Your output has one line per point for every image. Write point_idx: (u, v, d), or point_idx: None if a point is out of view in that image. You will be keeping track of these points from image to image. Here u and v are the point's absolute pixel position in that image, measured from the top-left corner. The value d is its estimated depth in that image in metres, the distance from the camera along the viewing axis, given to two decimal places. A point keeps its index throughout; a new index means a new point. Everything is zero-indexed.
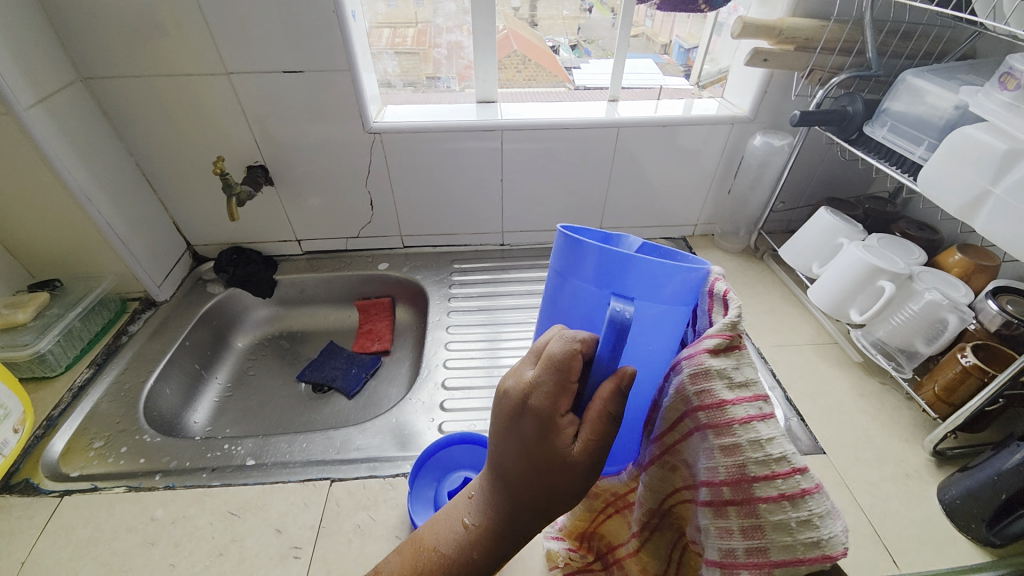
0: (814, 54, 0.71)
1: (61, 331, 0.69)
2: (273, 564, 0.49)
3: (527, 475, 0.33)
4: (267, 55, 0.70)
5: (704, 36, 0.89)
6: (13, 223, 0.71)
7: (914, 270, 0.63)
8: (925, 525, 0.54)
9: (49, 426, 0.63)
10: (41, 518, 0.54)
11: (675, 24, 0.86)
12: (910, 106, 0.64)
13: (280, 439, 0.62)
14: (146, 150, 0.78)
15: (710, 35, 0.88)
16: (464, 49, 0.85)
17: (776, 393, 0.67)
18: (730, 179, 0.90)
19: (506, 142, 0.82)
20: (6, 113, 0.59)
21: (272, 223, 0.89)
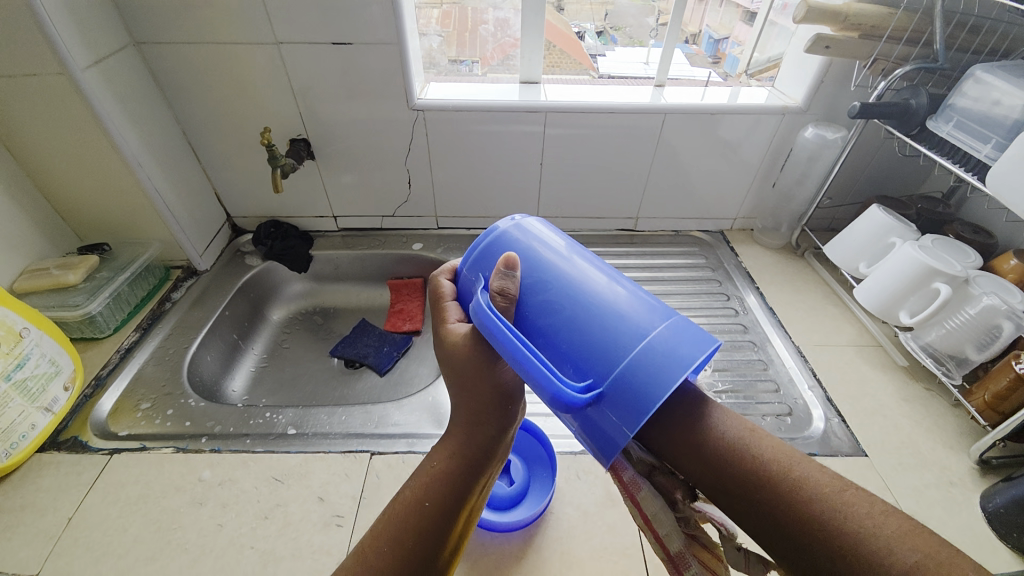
0: (879, 43, 0.69)
1: (109, 294, 0.70)
2: (317, 530, 0.50)
3: (475, 392, 0.40)
4: (315, 26, 0.69)
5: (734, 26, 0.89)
6: (64, 185, 0.72)
7: (970, 274, 0.60)
8: (969, 533, 0.52)
9: (97, 385, 0.66)
10: (93, 473, 0.56)
11: (706, 13, 0.85)
12: (976, 102, 0.61)
13: (320, 410, 0.63)
14: (193, 119, 0.78)
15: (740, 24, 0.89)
16: (511, 26, 0.84)
17: (815, 392, 0.66)
18: (776, 172, 0.88)
19: (548, 126, 0.81)
20: (62, 73, 0.60)
21: (310, 198, 0.90)
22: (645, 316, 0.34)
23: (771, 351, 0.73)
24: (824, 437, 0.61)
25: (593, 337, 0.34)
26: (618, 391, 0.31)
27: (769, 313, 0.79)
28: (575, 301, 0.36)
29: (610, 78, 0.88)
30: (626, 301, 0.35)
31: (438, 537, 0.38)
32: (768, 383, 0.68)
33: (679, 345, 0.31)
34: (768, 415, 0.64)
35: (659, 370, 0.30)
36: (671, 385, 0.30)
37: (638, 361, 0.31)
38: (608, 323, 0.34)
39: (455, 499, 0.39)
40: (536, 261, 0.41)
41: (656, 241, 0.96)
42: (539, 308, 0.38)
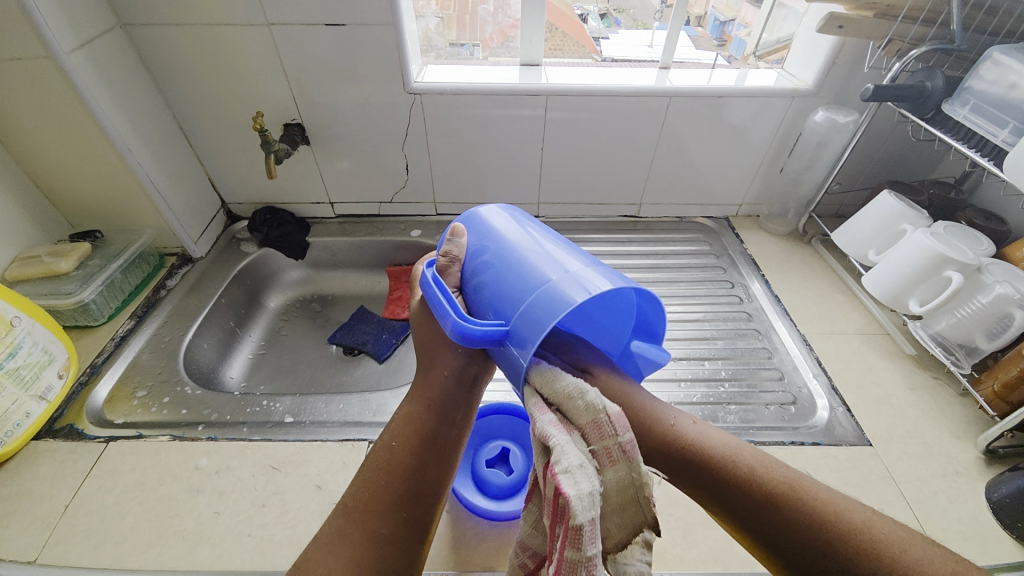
0: (894, 22, 0.66)
1: (103, 282, 0.69)
2: (314, 518, 0.50)
3: (440, 346, 0.46)
4: (307, 6, 0.67)
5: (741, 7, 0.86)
6: (53, 170, 0.70)
7: (982, 262, 0.58)
8: (974, 523, 0.51)
9: (92, 373, 0.65)
10: (89, 462, 0.55)
11: None
12: (993, 84, 0.59)
13: (318, 398, 0.62)
14: (184, 102, 0.76)
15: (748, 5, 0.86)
16: (510, 8, 0.82)
17: (820, 381, 0.65)
18: (784, 157, 0.85)
19: (550, 110, 0.79)
20: (47, 57, 0.58)
21: (307, 183, 0.88)
22: (558, 265, 0.37)
23: (776, 340, 0.71)
24: (829, 427, 0.60)
25: (511, 285, 0.38)
26: (521, 323, 0.35)
27: (773, 300, 0.78)
28: (503, 256, 0.41)
29: (614, 62, 0.85)
30: (549, 255, 0.38)
31: (411, 474, 0.39)
32: (772, 371, 0.67)
33: (574, 290, 0.34)
34: (772, 404, 0.63)
35: (553, 302, 0.34)
36: (558, 311, 0.33)
37: (539, 296, 0.34)
38: (522, 274, 0.38)
39: (420, 437, 0.41)
40: (485, 229, 0.46)
41: (659, 228, 0.94)
42: (480, 266, 0.42)
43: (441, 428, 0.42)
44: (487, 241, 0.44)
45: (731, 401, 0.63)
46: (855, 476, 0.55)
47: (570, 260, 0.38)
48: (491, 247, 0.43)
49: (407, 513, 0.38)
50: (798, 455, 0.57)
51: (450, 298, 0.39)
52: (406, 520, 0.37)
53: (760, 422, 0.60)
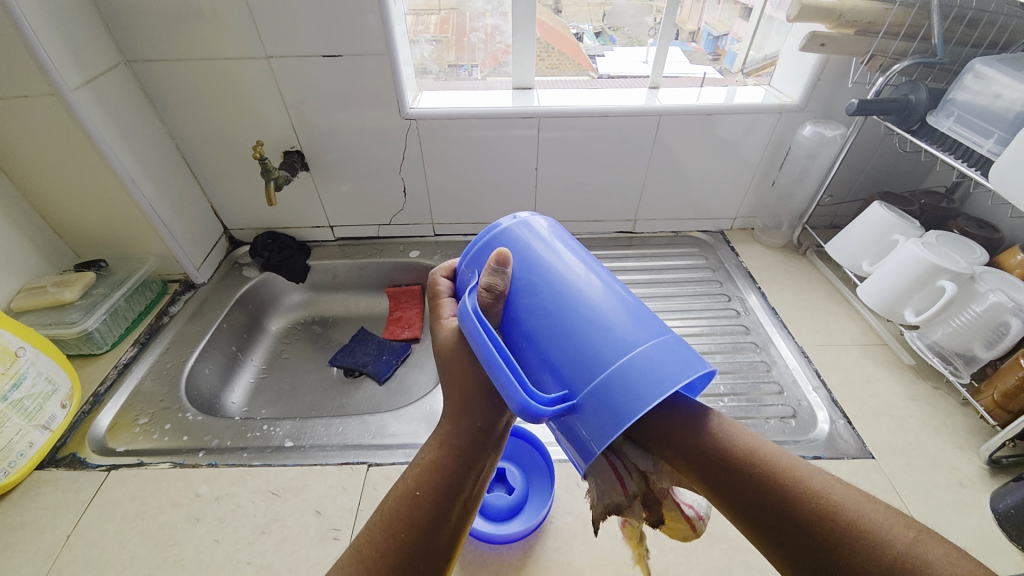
0: (875, 39, 0.68)
1: (106, 310, 0.71)
2: (313, 544, 0.50)
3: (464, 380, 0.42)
4: (304, 38, 0.69)
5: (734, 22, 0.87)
6: (59, 202, 0.72)
7: (975, 270, 0.59)
8: (981, 536, 0.50)
9: (95, 401, 0.66)
10: (90, 491, 0.55)
11: (705, 9, 0.84)
12: (976, 96, 0.60)
13: (317, 422, 0.63)
14: (187, 133, 0.79)
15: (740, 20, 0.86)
16: (502, 34, 0.84)
17: (820, 394, 0.65)
18: (775, 170, 0.87)
19: (542, 130, 0.80)
20: (54, 94, 0.60)
21: (307, 208, 0.90)
22: (638, 333, 0.34)
23: (774, 353, 0.71)
24: (830, 440, 0.59)
25: (573, 344, 0.35)
26: (589, 400, 0.33)
27: (770, 313, 0.78)
28: (561, 307, 0.37)
29: (610, 79, 0.89)
30: (620, 313, 0.36)
31: (432, 529, 0.37)
32: (771, 385, 0.67)
33: (659, 377, 0.32)
34: (772, 418, 0.63)
35: (641, 385, 0.31)
36: (650, 395, 0.31)
37: (620, 372, 0.32)
38: (592, 335, 0.35)
39: (446, 488, 0.38)
40: (533, 261, 0.42)
41: (655, 243, 0.95)
42: (529, 313, 0.39)
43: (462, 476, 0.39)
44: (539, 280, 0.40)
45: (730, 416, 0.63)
46: None
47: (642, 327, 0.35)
48: (546, 292, 0.39)
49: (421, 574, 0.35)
50: None
51: (502, 357, 0.35)
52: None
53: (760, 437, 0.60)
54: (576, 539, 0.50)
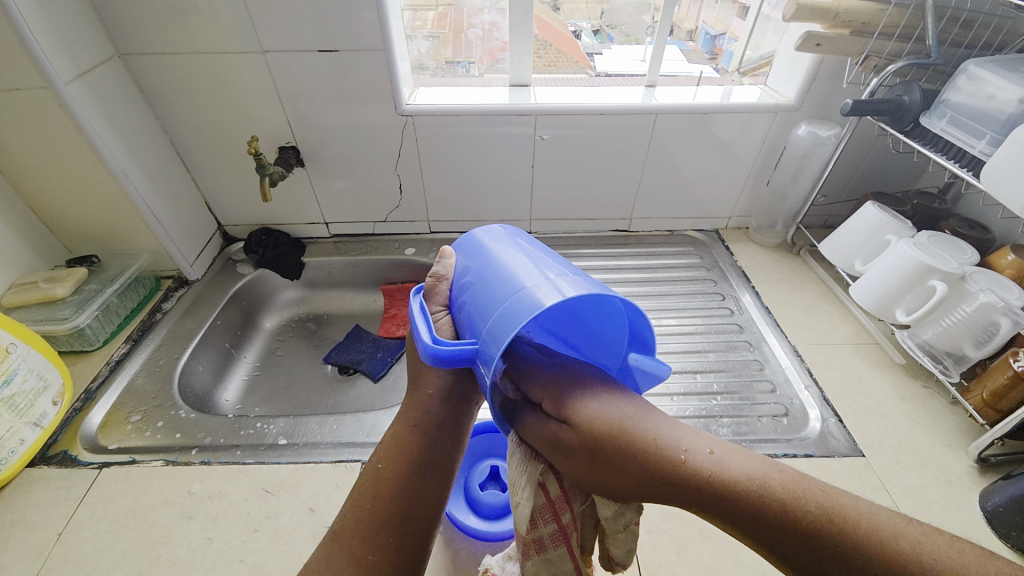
0: (870, 39, 0.68)
1: (99, 306, 0.70)
2: (307, 542, 0.50)
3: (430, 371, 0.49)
4: (299, 33, 0.69)
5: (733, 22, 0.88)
6: (50, 197, 0.72)
7: (966, 270, 0.59)
8: (967, 533, 0.51)
9: (87, 398, 0.65)
10: (82, 488, 0.55)
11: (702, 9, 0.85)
12: (969, 97, 0.60)
13: (311, 420, 0.63)
14: (181, 128, 0.78)
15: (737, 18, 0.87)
16: (498, 30, 0.83)
17: (812, 393, 0.65)
18: (770, 170, 0.87)
19: (539, 128, 0.80)
20: (46, 87, 0.60)
21: (302, 205, 0.90)
22: (528, 275, 0.37)
23: (767, 352, 0.72)
24: (821, 438, 0.60)
25: (484, 296, 0.39)
26: (490, 331, 0.36)
27: (764, 311, 0.78)
28: (486, 268, 0.42)
29: (608, 77, 0.88)
30: (522, 262, 0.40)
31: (402, 497, 0.41)
32: (764, 383, 0.67)
33: (541, 303, 0.35)
34: (764, 416, 0.63)
35: (525, 305, 0.35)
36: (527, 317, 0.34)
37: (510, 303, 0.36)
38: (496, 288, 0.39)
39: (412, 459, 0.43)
40: (469, 245, 0.47)
41: (650, 242, 0.95)
42: (462, 284, 0.44)
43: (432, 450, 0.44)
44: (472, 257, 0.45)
45: (723, 414, 0.63)
46: (849, 488, 0.55)
47: (539, 272, 0.38)
48: (474, 263, 0.44)
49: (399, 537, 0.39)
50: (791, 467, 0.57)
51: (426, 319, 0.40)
52: (397, 545, 0.39)
53: (753, 435, 0.60)
54: None
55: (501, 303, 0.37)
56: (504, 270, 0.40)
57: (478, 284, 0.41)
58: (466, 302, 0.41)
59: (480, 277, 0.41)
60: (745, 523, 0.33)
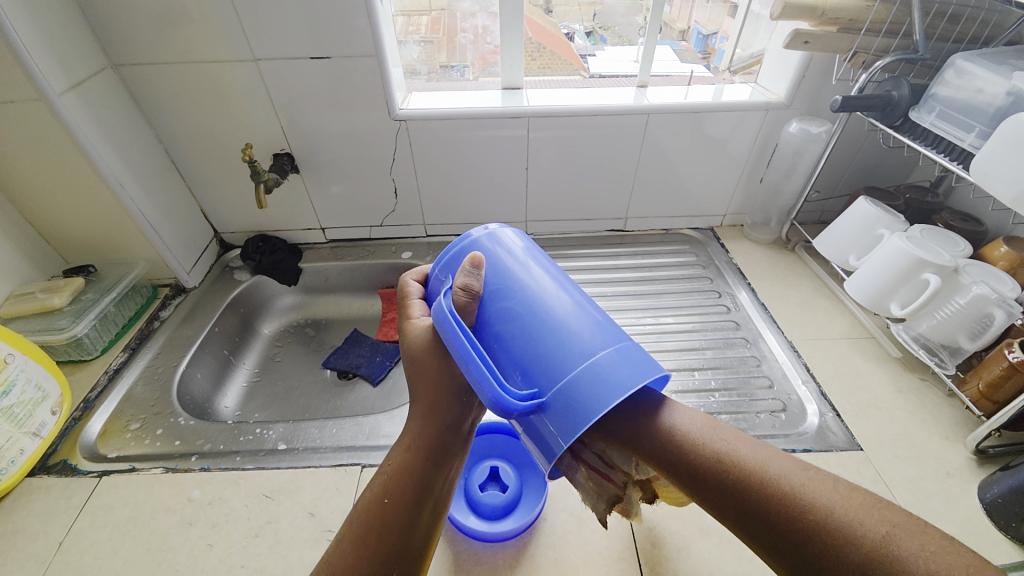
0: (858, 36, 0.69)
1: (96, 316, 0.70)
2: (308, 547, 0.50)
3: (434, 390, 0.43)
4: (292, 40, 0.69)
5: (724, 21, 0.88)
6: (45, 208, 0.72)
7: (959, 263, 0.60)
8: (965, 524, 0.51)
9: (86, 408, 0.65)
10: (81, 497, 0.55)
11: (694, 9, 0.85)
12: (958, 91, 0.61)
13: (310, 424, 0.63)
14: (175, 137, 0.78)
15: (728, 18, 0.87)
16: (490, 34, 0.84)
17: (809, 388, 0.66)
18: (763, 167, 0.87)
19: (532, 130, 0.81)
20: (39, 98, 0.60)
21: (298, 211, 0.90)
22: (593, 335, 0.36)
23: (764, 348, 0.72)
24: (819, 433, 0.60)
25: (541, 344, 0.36)
26: (556, 400, 0.34)
27: (760, 308, 0.79)
28: (533, 310, 0.39)
29: (602, 78, 0.89)
30: (577, 317, 0.37)
31: (399, 531, 0.38)
32: (762, 379, 0.68)
33: (621, 374, 0.33)
34: (762, 412, 0.63)
35: (603, 384, 0.33)
36: (612, 397, 0.32)
37: (581, 375, 0.33)
38: (557, 341, 0.36)
39: (416, 491, 0.40)
40: (501, 267, 0.43)
41: (646, 241, 0.96)
42: (499, 314, 0.40)
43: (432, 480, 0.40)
44: (512, 286, 0.41)
45: (721, 411, 0.64)
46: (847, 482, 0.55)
47: (602, 331, 0.37)
48: (518, 298, 0.40)
49: (399, 572, 0.37)
50: None
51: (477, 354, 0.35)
52: None
53: (751, 431, 0.61)
54: (570, 536, 0.50)
55: (572, 365, 0.34)
56: (559, 319, 0.37)
57: (529, 326, 0.38)
58: (509, 340, 0.38)
59: (527, 315, 0.38)
60: (765, 528, 0.32)
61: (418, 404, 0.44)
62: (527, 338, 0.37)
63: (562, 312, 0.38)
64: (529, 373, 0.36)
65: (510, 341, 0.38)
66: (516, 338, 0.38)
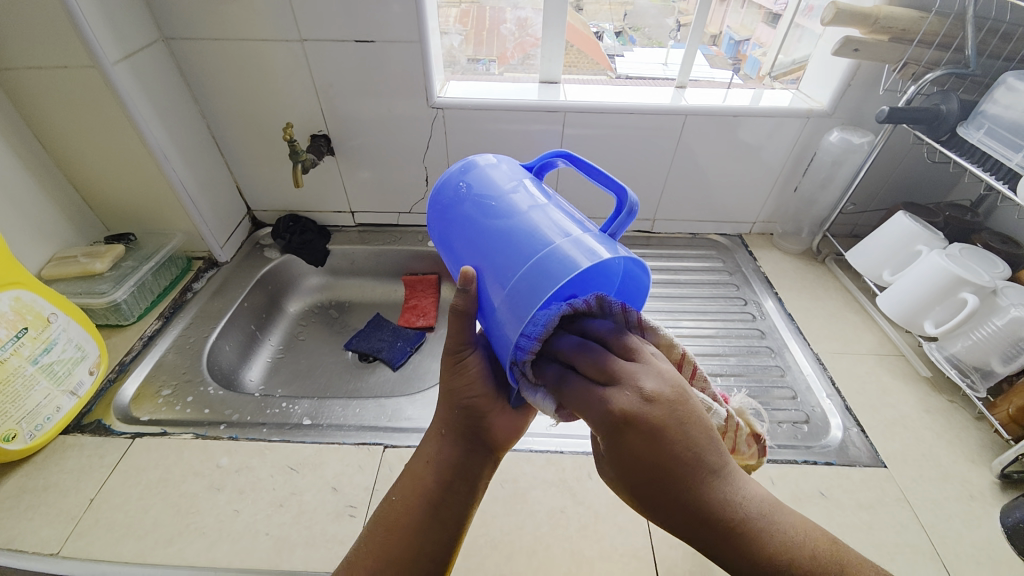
0: (909, 47, 0.67)
1: (135, 283, 0.72)
2: (329, 520, 0.51)
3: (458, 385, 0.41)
4: (337, 24, 0.70)
5: (756, 28, 0.88)
6: (92, 175, 0.74)
7: (998, 284, 0.58)
8: (986, 547, 0.51)
9: (121, 371, 0.67)
10: (115, 456, 0.57)
11: (728, 13, 0.82)
12: (1007, 109, 0.59)
13: (335, 402, 0.64)
14: (217, 112, 0.80)
15: (762, 25, 0.87)
16: (532, 27, 0.84)
17: (834, 401, 0.65)
18: (798, 176, 0.86)
19: (567, 126, 0.81)
20: (94, 67, 0.62)
21: (330, 193, 0.91)
22: (551, 233, 0.37)
23: (789, 358, 0.72)
24: (842, 447, 0.60)
25: (512, 243, 0.37)
26: (520, 284, 0.35)
27: (787, 318, 0.78)
28: (497, 214, 0.40)
29: (628, 79, 0.88)
30: (548, 216, 0.39)
31: (411, 540, 0.38)
32: (785, 390, 0.67)
33: (580, 257, 0.35)
34: (784, 422, 0.63)
35: (563, 265, 0.34)
36: (566, 276, 0.33)
37: (544, 258, 0.35)
38: (522, 236, 0.37)
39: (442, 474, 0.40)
40: (480, 178, 0.44)
41: (673, 244, 0.95)
42: (471, 226, 0.41)
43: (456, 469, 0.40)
44: (482, 196, 0.42)
45: None
46: (869, 498, 0.54)
47: (568, 225, 0.38)
48: (491, 204, 0.41)
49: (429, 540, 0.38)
50: (810, 474, 0.56)
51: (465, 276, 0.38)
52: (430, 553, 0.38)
53: (771, 440, 0.60)
54: (587, 530, 0.51)
55: (531, 254, 0.36)
56: (519, 216, 0.39)
57: (497, 224, 0.39)
58: (483, 244, 0.39)
59: (496, 214, 0.40)
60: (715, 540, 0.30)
61: (445, 393, 0.41)
62: (498, 233, 0.39)
63: (531, 212, 0.39)
64: (496, 271, 0.37)
65: (485, 241, 0.39)
66: (490, 236, 0.39)
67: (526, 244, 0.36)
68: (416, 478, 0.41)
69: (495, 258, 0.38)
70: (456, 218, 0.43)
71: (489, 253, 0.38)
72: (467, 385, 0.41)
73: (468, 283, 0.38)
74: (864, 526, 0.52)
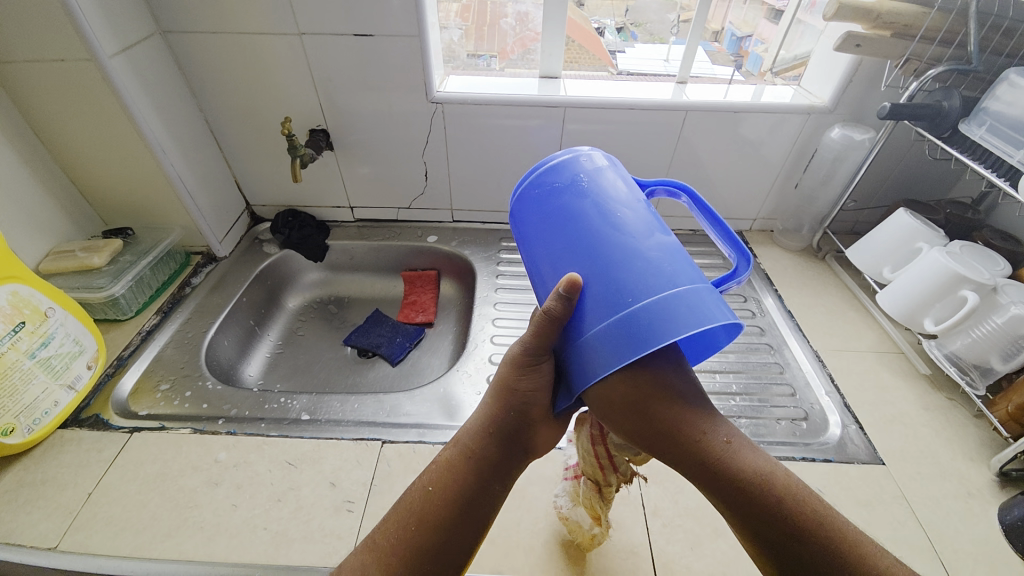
0: (912, 42, 0.67)
1: (133, 278, 0.72)
2: (328, 515, 0.51)
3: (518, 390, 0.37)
4: (336, 17, 0.69)
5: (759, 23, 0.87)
6: (90, 169, 0.74)
7: (998, 282, 0.58)
8: (983, 544, 0.51)
9: (119, 365, 0.67)
10: (113, 451, 0.57)
11: (729, 8, 0.82)
12: (1009, 105, 0.59)
13: (333, 398, 0.64)
14: (215, 106, 0.79)
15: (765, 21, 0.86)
16: (532, 21, 0.83)
17: (833, 398, 0.65)
18: (799, 173, 0.86)
19: (567, 121, 0.80)
20: (91, 60, 0.61)
21: (329, 188, 0.91)
22: (683, 276, 0.33)
23: (788, 355, 0.71)
24: (841, 444, 0.60)
25: (634, 268, 0.33)
26: (640, 318, 0.31)
27: (787, 315, 0.78)
28: (614, 225, 0.35)
29: (629, 75, 0.88)
30: (675, 253, 0.35)
31: (440, 536, 0.36)
32: (784, 387, 0.67)
33: (711, 314, 0.32)
34: (783, 419, 0.63)
35: (696, 317, 0.31)
36: (695, 329, 0.30)
37: (680, 303, 0.31)
38: (653, 265, 0.33)
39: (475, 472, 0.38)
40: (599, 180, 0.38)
41: None
42: (587, 228, 0.35)
43: (488, 470, 0.38)
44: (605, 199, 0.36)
45: (741, 415, 0.63)
46: (867, 495, 0.54)
47: (693, 270, 0.35)
48: (620, 214, 0.36)
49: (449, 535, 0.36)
50: (808, 471, 0.57)
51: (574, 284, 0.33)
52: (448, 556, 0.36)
53: (770, 437, 0.60)
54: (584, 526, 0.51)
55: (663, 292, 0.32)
56: (645, 243, 0.34)
57: (617, 241, 0.34)
58: (589, 255, 0.34)
59: (620, 228, 0.35)
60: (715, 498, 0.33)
61: (499, 392, 0.38)
62: (614, 251, 0.34)
63: (656, 242, 0.35)
64: (612, 289, 0.33)
65: (593, 254, 0.34)
66: (603, 250, 0.34)
67: (655, 277, 0.33)
68: (440, 473, 0.38)
69: (606, 275, 0.33)
70: (559, 210, 0.37)
71: (596, 269, 0.34)
72: (532, 391, 0.37)
73: (573, 291, 0.33)
74: (863, 523, 0.52)
